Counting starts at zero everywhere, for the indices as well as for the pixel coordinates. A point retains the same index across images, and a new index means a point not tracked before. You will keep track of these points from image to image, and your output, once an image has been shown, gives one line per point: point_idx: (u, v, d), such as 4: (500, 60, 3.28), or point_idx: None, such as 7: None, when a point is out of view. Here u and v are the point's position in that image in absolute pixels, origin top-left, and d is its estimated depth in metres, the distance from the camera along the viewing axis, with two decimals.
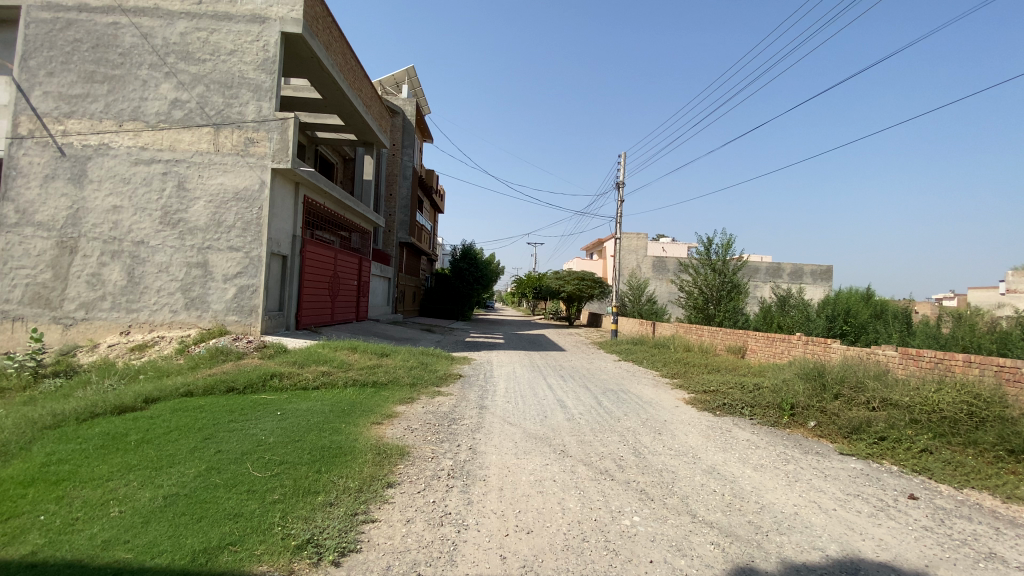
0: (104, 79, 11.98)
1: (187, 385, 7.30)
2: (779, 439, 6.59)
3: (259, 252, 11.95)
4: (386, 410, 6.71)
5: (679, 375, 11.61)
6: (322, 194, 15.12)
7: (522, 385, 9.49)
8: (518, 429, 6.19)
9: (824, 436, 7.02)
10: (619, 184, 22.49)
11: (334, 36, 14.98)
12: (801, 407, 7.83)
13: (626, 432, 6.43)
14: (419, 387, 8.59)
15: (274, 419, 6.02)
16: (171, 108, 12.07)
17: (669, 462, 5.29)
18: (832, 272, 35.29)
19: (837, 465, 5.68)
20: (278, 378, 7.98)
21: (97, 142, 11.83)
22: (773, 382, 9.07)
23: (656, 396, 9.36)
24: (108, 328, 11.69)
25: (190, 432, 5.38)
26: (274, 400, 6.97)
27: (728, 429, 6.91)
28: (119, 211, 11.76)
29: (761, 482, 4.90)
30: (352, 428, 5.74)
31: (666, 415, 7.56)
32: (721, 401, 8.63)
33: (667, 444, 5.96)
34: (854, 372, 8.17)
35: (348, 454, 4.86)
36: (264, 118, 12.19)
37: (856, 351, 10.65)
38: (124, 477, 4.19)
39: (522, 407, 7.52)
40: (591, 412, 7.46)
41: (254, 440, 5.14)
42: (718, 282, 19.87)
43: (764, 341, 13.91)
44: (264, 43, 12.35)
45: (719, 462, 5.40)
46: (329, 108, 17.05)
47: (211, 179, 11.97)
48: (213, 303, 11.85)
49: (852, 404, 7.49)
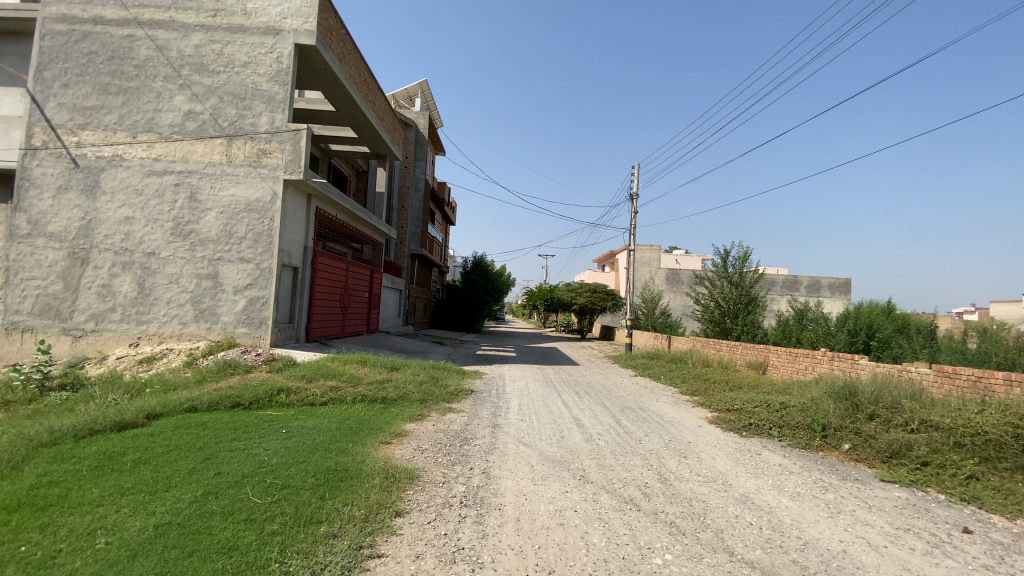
0: (120, 91, 12.05)
1: (191, 400, 7.07)
2: (813, 464, 6.15)
3: (270, 263, 11.81)
4: (395, 429, 6.41)
5: (699, 392, 11.16)
6: (334, 206, 15.02)
7: (536, 402, 9.14)
8: (534, 451, 5.85)
9: (861, 461, 6.54)
10: (632, 196, 22.22)
11: (348, 48, 15.01)
12: (833, 429, 7.38)
13: (649, 455, 6.05)
14: (430, 403, 8.28)
15: (279, 437, 5.75)
16: (184, 119, 12.07)
17: (698, 490, 4.91)
18: (850, 286, 34.53)
19: (881, 495, 5.23)
20: (285, 394, 7.72)
21: (111, 154, 11.85)
22: (801, 401, 8.62)
23: (677, 415, 8.96)
24: (117, 339, 11.58)
25: (190, 451, 5.14)
26: (280, 416, 6.70)
27: (758, 452, 6.49)
28: (131, 222, 11.73)
29: (800, 513, 4.50)
30: (360, 449, 5.44)
31: (690, 437, 7.15)
32: (747, 421, 8.19)
33: (694, 469, 5.58)
34: (890, 391, 7.69)
35: (355, 478, 4.55)
36: (277, 129, 12.14)
37: (887, 368, 10.13)
38: (116, 503, 3.94)
39: (538, 426, 7.17)
40: (610, 432, 7.08)
41: (257, 462, 4.86)
42: (735, 295, 19.38)
43: (787, 356, 13.41)
44: (277, 55, 12.36)
45: (752, 490, 5.01)
46: (342, 121, 17.05)
47: (222, 190, 11.91)
48: (222, 315, 11.71)
49: (889, 426, 7.00)
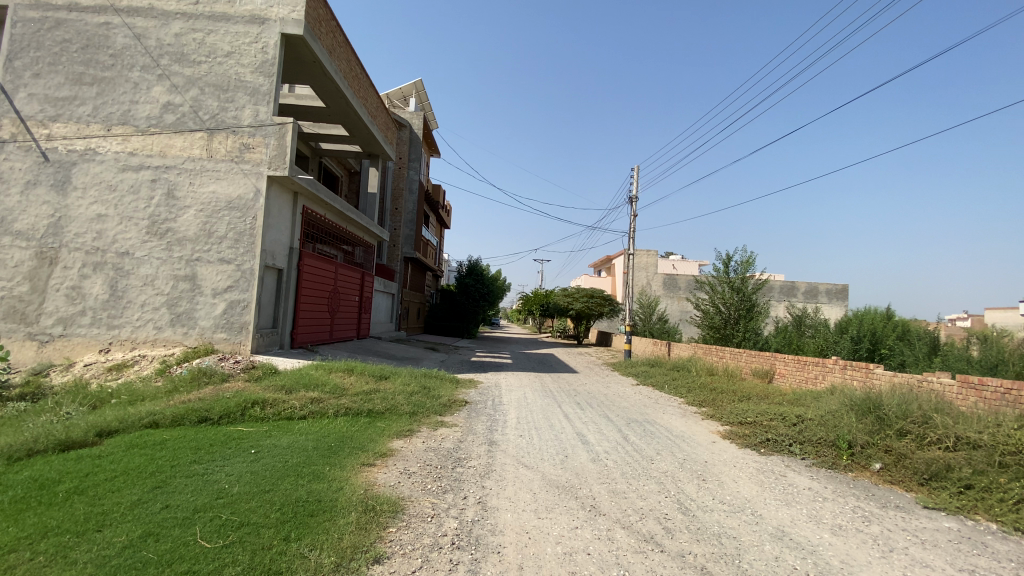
0: (94, 81, 11.35)
1: (154, 414, 6.37)
2: (846, 489, 5.52)
3: (252, 265, 11.11)
4: (380, 447, 5.73)
5: (707, 403, 10.52)
6: (323, 205, 14.31)
7: (536, 415, 8.46)
8: (536, 475, 5.19)
9: (896, 484, 5.87)
10: (631, 199, 21.66)
11: (338, 41, 14.37)
12: (860, 446, 6.73)
13: (663, 478, 5.40)
14: (420, 417, 7.59)
15: (246, 459, 5.04)
16: (162, 111, 11.38)
17: (726, 523, 4.28)
18: (847, 292, 34.17)
19: (930, 526, 4.59)
20: (261, 407, 6.98)
21: (83, 148, 11.13)
22: (821, 414, 7.98)
23: (687, 429, 8.35)
24: (86, 345, 10.81)
25: (138, 478, 4.44)
26: (251, 433, 5.99)
27: (783, 475, 5.86)
28: (104, 219, 11.00)
29: (847, 553, 3.86)
30: (337, 473, 4.74)
31: (706, 455, 6.51)
32: (764, 437, 7.55)
33: (717, 496, 4.94)
34: (919, 404, 7.07)
35: (327, 513, 3.87)
36: (261, 123, 11.47)
37: (905, 377, 9.54)
38: (31, 548, 3.25)
39: (539, 444, 6.50)
40: (618, 451, 6.42)
41: (214, 492, 4.17)
42: (736, 301, 18.81)
43: (795, 364, 12.84)
44: (263, 45, 11.71)
45: (786, 522, 4.38)
46: (332, 117, 16.36)
47: (202, 186, 11.21)
48: (200, 319, 10.99)
49: (922, 444, 6.37)
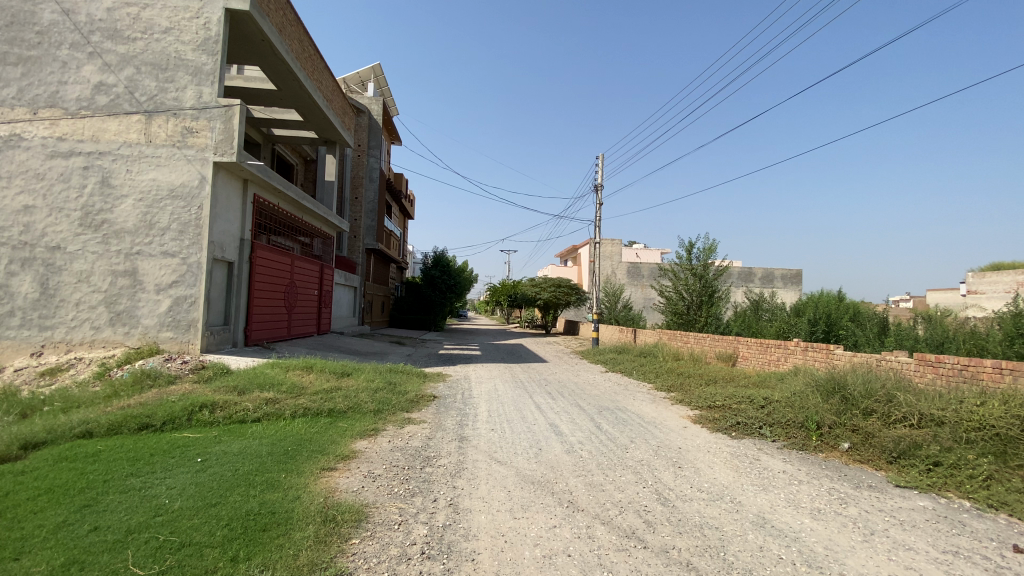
0: (17, 61, 10.23)
1: (87, 423, 5.76)
2: (819, 470, 5.55)
3: (199, 258, 10.37)
4: (342, 449, 5.36)
5: (675, 388, 10.54)
6: (275, 194, 13.54)
7: (507, 407, 8.22)
8: (510, 471, 4.95)
9: (866, 463, 5.95)
10: (597, 187, 21.61)
11: (288, 18, 13.53)
12: (828, 426, 6.81)
13: (640, 468, 5.25)
14: (386, 414, 7.23)
15: (191, 469, 4.58)
16: (94, 93, 10.37)
17: (707, 513, 4.15)
18: (801, 276, 35.47)
19: (906, 506, 4.62)
20: (210, 410, 6.44)
21: (7, 133, 10.03)
22: (787, 395, 8.06)
23: (658, 415, 8.32)
24: (16, 349, 9.83)
25: (64, 496, 3.93)
26: (198, 440, 5.49)
27: (757, 458, 5.82)
28: (31, 211, 9.94)
29: (830, 539, 3.79)
30: (293, 481, 4.36)
31: (679, 442, 6.43)
32: (734, 420, 7.56)
33: (695, 484, 4.82)
34: (881, 382, 7.21)
35: (281, 526, 3.50)
36: (205, 105, 10.66)
37: (864, 357, 9.81)
38: None
39: (511, 437, 6.26)
40: (593, 441, 6.25)
41: (152, 508, 3.73)
42: (699, 286, 19.07)
43: (757, 347, 13.09)
44: (205, 21, 10.84)
45: (767, 509, 4.30)
46: (285, 101, 15.48)
47: (141, 174, 10.33)
48: (143, 318, 10.20)
49: (888, 422, 6.48)
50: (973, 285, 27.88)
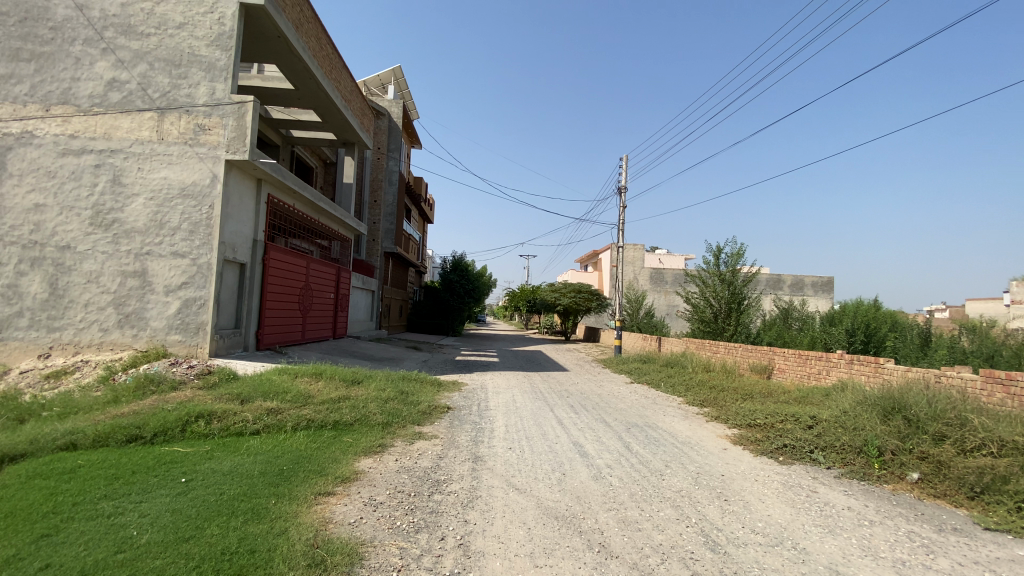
0: (31, 57, 10.10)
1: (73, 433, 5.35)
2: (890, 507, 4.77)
3: (209, 259, 10.05)
4: (343, 470, 4.81)
5: (709, 404, 9.74)
6: (290, 195, 13.22)
7: (526, 422, 7.57)
8: (531, 501, 4.32)
9: (942, 498, 5.13)
10: (620, 189, 20.87)
11: (304, 14, 13.22)
12: (892, 453, 5.98)
13: (679, 501, 4.55)
14: (395, 428, 6.67)
15: (173, 492, 4.06)
16: (107, 89, 10.17)
17: (766, 563, 3.46)
18: (832, 284, 33.95)
19: (1004, 556, 3.84)
20: (206, 420, 5.96)
21: (18, 130, 9.86)
22: (839, 414, 7.21)
23: (693, 433, 7.58)
24: (23, 351, 9.61)
25: (23, 524, 3.46)
26: (188, 456, 5.00)
27: (813, 490, 5.07)
28: (42, 210, 9.75)
29: None
30: (282, 510, 3.80)
31: (721, 468, 5.70)
32: (780, 443, 6.78)
33: (747, 524, 4.12)
34: (950, 403, 6.33)
35: (258, 572, 2.94)
36: (218, 102, 10.38)
37: (919, 372, 8.87)
38: None
39: (531, 459, 5.61)
40: (622, 464, 5.58)
41: (118, 542, 3.22)
42: (728, 293, 18.07)
43: (795, 359, 12.18)
44: (219, 16, 10.58)
45: (838, 559, 3.58)
46: (302, 101, 15.21)
47: (152, 172, 10.07)
48: (152, 320, 9.90)
49: (962, 449, 5.61)
50: (1020, 295, 25.94)
